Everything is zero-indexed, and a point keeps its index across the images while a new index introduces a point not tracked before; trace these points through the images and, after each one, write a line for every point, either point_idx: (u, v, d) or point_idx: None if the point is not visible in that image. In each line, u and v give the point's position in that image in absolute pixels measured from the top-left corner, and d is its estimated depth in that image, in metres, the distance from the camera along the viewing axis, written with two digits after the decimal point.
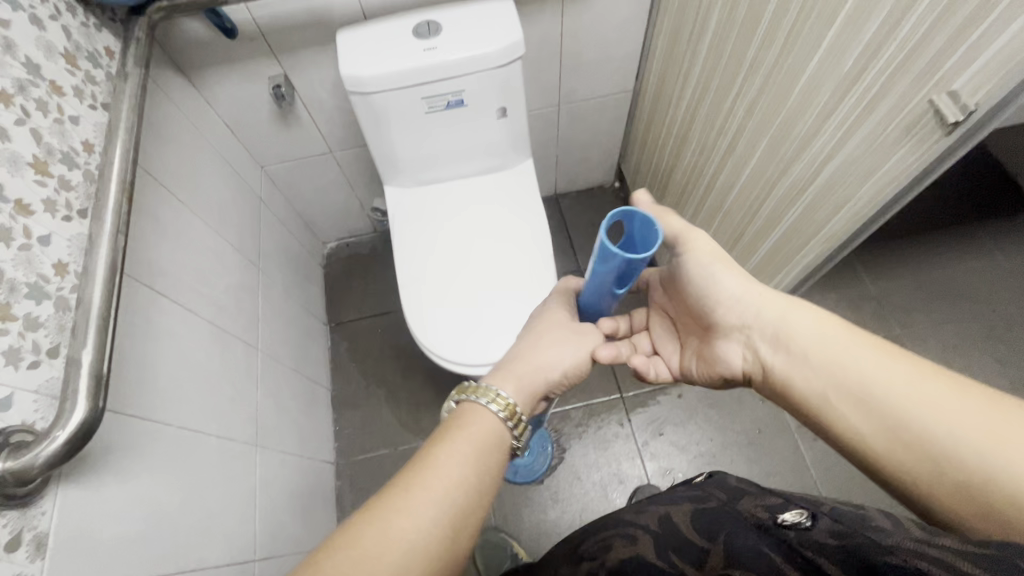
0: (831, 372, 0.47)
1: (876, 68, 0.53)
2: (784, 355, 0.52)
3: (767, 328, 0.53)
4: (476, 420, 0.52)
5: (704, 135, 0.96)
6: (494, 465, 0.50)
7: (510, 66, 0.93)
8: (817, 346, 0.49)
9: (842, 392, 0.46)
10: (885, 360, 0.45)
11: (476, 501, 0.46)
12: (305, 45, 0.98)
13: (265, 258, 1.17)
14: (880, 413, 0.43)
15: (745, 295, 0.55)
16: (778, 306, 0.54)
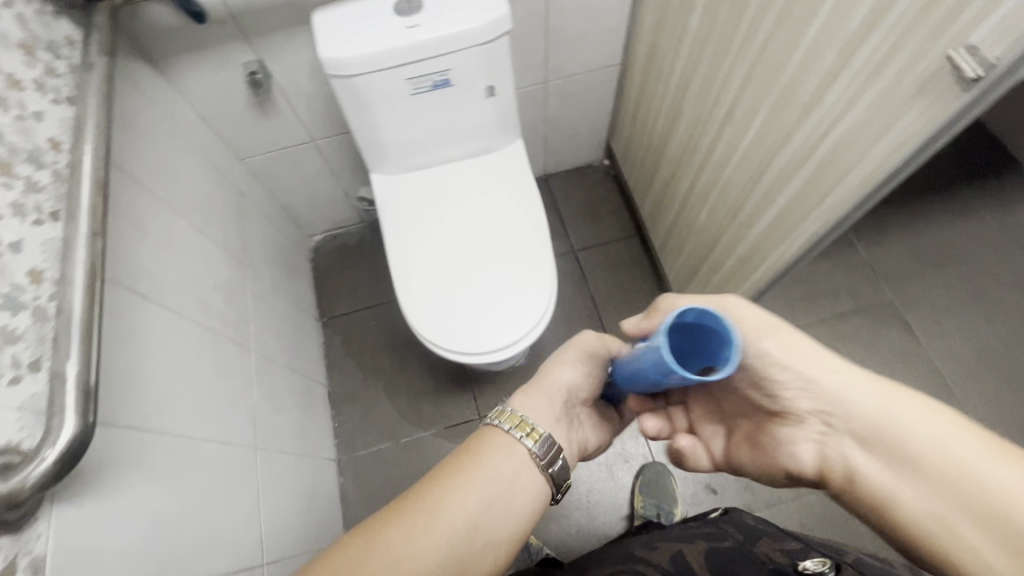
0: (935, 478, 0.42)
1: (888, 25, 0.51)
2: (880, 458, 0.46)
3: (858, 424, 0.48)
4: (496, 452, 0.56)
5: (699, 105, 0.93)
6: (504, 504, 0.53)
7: (497, 41, 0.89)
8: (922, 449, 0.44)
9: (951, 506, 0.41)
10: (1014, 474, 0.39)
11: (474, 536, 0.50)
12: (279, 28, 0.93)
13: (251, 255, 1.13)
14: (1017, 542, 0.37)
15: (825, 378, 0.50)
16: (866, 395, 0.48)
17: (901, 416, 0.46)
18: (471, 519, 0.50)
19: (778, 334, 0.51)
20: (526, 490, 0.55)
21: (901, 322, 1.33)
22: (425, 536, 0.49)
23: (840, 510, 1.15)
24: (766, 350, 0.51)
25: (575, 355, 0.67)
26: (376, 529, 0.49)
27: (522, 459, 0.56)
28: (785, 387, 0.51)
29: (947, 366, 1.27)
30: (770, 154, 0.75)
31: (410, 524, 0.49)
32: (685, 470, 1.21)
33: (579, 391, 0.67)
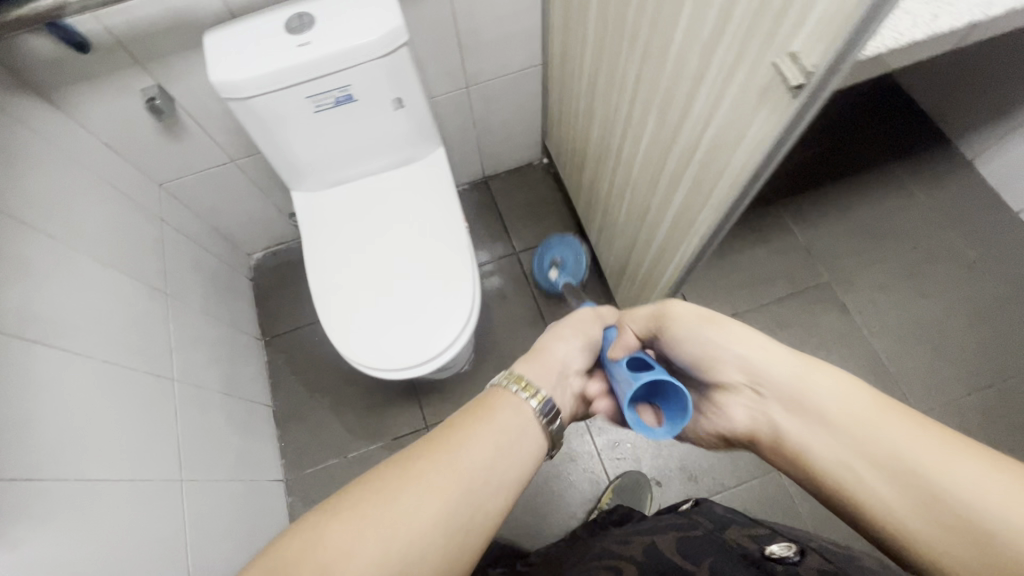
0: (857, 437, 0.43)
1: (733, 31, 0.51)
2: (797, 418, 0.48)
3: (780, 388, 0.50)
4: (508, 404, 0.54)
5: (606, 107, 0.93)
6: (515, 452, 0.51)
7: (395, 55, 0.88)
8: (838, 410, 0.45)
9: (872, 466, 0.41)
10: (919, 431, 0.40)
11: (490, 479, 0.47)
12: (173, 51, 0.91)
13: (175, 282, 1.11)
14: (918, 488, 0.38)
15: (750, 353, 0.53)
16: (784, 362, 0.50)
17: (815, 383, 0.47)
18: (488, 460, 0.48)
19: (719, 325, 0.56)
20: (533, 446, 0.52)
21: (837, 302, 1.35)
22: (446, 471, 0.46)
23: (781, 492, 1.17)
24: (705, 339, 0.56)
25: (572, 330, 0.66)
26: (397, 463, 0.46)
27: (532, 417, 0.54)
28: (720, 357, 0.54)
29: (882, 343, 1.30)
30: (664, 155, 0.76)
31: (431, 459, 0.46)
32: (631, 465, 1.22)
33: (576, 365, 0.65)
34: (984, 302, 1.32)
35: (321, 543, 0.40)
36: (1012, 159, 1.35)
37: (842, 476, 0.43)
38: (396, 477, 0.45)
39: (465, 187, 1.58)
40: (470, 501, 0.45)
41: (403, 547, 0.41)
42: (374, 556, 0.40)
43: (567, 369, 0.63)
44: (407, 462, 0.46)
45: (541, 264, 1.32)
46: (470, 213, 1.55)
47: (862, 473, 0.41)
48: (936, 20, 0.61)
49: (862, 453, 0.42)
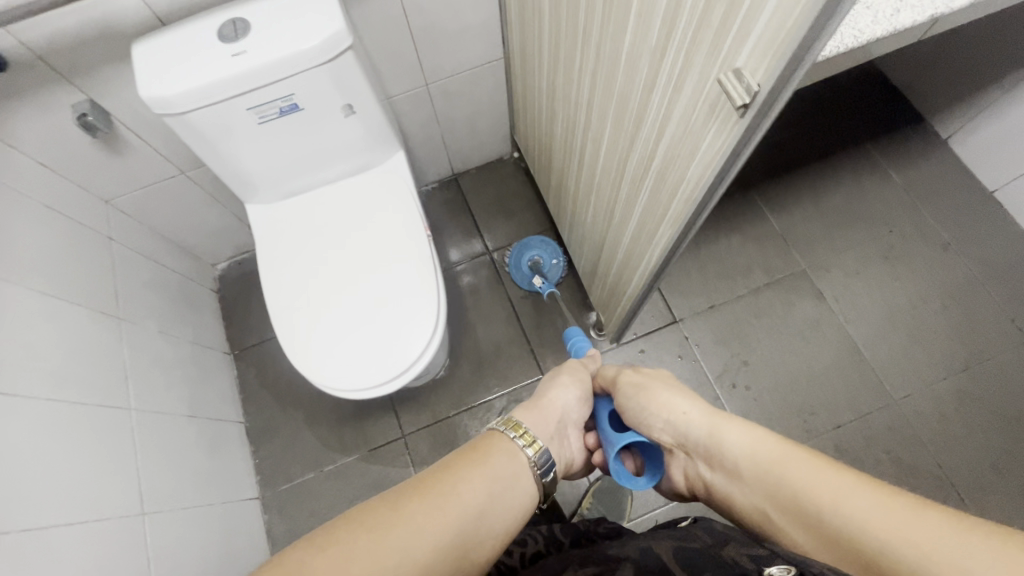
0: (765, 482, 0.51)
1: (679, 41, 0.47)
2: (718, 471, 0.57)
3: (700, 446, 0.60)
4: (502, 452, 0.54)
5: (566, 106, 0.89)
6: (506, 500, 0.50)
7: (339, 60, 0.83)
8: (747, 461, 0.54)
9: (779, 507, 0.49)
10: (808, 467, 0.48)
11: (481, 526, 0.46)
12: (102, 63, 0.85)
13: (130, 303, 1.07)
14: (808, 520, 0.45)
15: (676, 417, 0.64)
16: (701, 422, 0.61)
17: (726, 438, 0.57)
18: (479, 506, 0.47)
19: (649, 396, 0.67)
20: (523, 496, 0.52)
21: (814, 290, 1.34)
22: (439, 512, 0.44)
23: None
24: (635, 407, 0.68)
25: (575, 380, 0.73)
26: (387, 502, 0.44)
27: (523, 468, 0.54)
28: (652, 423, 0.65)
29: (858, 330, 1.29)
30: (622, 160, 0.72)
31: (425, 500, 0.45)
32: None
33: (573, 415, 0.71)
34: (959, 284, 1.31)
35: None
36: (987, 136, 1.33)
37: (761, 520, 0.50)
38: (386, 515, 0.43)
39: (434, 185, 1.54)
40: (458, 549, 0.44)
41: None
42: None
43: (566, 420, 0.70)
44: (400, 500, 0.44)
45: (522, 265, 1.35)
46: (441, 212, 1.51)
47: (774, 515, 0.49)
48: (898, 15, 0.58)
49: (770, 496, 0.50)
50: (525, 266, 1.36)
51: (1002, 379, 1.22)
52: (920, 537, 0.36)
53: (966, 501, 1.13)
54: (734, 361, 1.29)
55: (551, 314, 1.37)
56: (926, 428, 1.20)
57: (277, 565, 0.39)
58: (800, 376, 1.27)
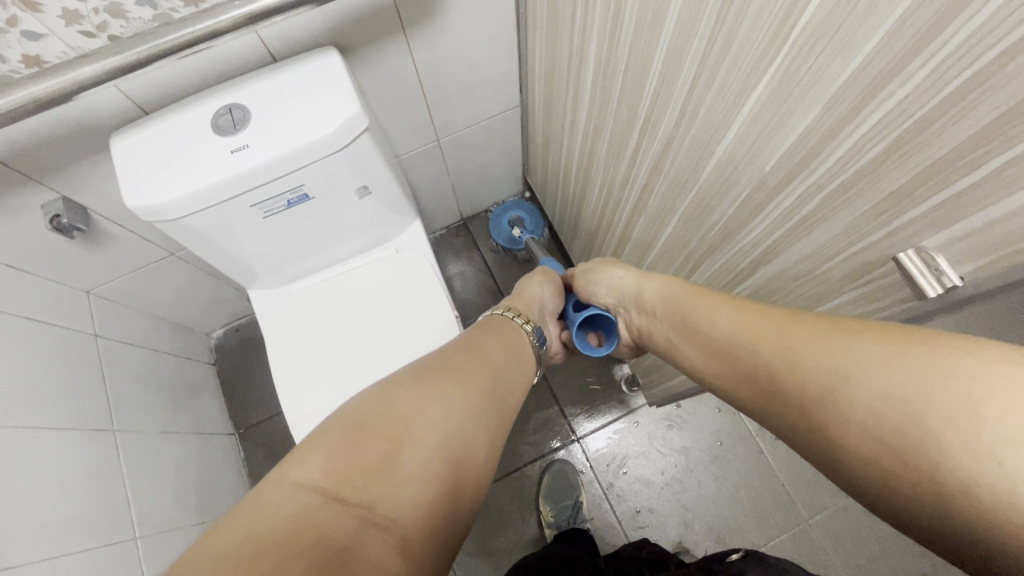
0: (674, 317, 0.55)
1: (813, 182, 0.40)
2: (643, 315, 0.61)
3: (632, 301, 0.63)
4: (509, 329, 0.64)
5: (608, 179, 0.80)
6: (518, 360, 0.60)
7: (354, 146, 0.73)
8: (662, 305, 0.58)
9: (682, 334, 0.53)
10: (706, 301, 0.51)
11: (507, 376, 0.56)
12: (75, 159, 0.73)
13: (125, 407, 0.96)
14: (703, 341, 0.49)
15: (613, 280, 0.66)
16: (633, 280, 0.64)
17: (650, 290, 0.60)
18: (506, 365, 0.57)
19: (597, 269, 0.70)
20: (529, 363, 0.62)
21: None
22: (477, 369, 0.53)
23: (815, 548, 1.10)
24: (589, 284, 0.71)
25: (547, 276, 0.77)
26: (435, 364, 0.52)
27: (525, 338, 0.64)
28: (599, 293, 0.69)
29: None
30: (695, 259, 0.64)
31: (464, 361, 0.54)
32: (655, 532, 1.15)
33: (550, 306, 0.74)
34: None
35: (392, 412, 0.44)
36: None
37: (669, 344, 0.56)
38: (441, 370, 0.51)
39: (442, 231, 1.44)
40: (500, 394, 0.53)
41: (463, 416, 0.47)
42: (441, 416, 0.46)
43: (543, 310, 0.73)
44: (446, 363, 0.53)
45: (503, 222, 1.28)
46: (451, 261, 1.41)
47: (679, 343, 0.54)
48: None
49: (677, 327, 0.54)
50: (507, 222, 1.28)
51: None
52: (787, 343, 0.39)
53: None
54: None
55: (578, 368, 1.30)
56: None
57: (367, 408, 0.45)
58: None
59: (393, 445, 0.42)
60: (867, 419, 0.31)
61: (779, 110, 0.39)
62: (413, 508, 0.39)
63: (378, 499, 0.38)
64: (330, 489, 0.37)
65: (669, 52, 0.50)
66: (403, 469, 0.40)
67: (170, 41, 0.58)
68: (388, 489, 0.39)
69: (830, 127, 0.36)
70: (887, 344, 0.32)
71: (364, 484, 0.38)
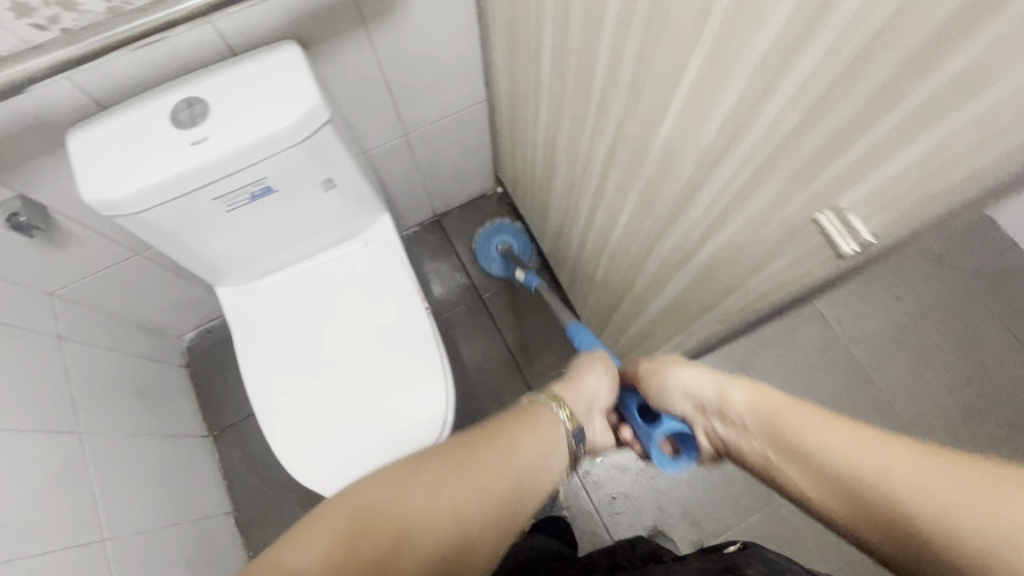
0: (766, 425, 0.47)
1: (742, 155, 0.42)
2: (730, 426, 0.52)
3: (714, 406, 0.54)
4: (544, 421, 0.55)
5: (570, 167, 0.82)
6: (557, 456, 0.53)
7: (315, 138, 0.73)
8: (751, 414, 0.49)
9: (778, 448, 0.45)
10: (809, 416, 0.44)
11: (537, 478, 0.50)
12: (31, 156, 0.72)
13: (92, 409, 0.94)
14: (807, 460, 0.42)
15: (687, 380, 0.57)
16: (713, 383, 0.54)
17: (738, 396, 0.51)
18: (540, 461, 0.51)
19: (666, 367, 0.60)
20: (563, 461, 0.54)
21: (816, 313, 1.31)
22: (504, 468, 0.48)
23: (786, 526, 1.13)
24: (658, 386, 0.60)
25: (607, 365, 0.66)
26: (461, 453, 0.48)
27: (563, 438, 0.55)
28: (670, 396, 0.58)
29: (864, 352, 1.27)
30: (650, 242, 0.66)
31: (489, 454, 0.49)
32: (631, 517, 1.17)
33: (602, 401, 0.63)
34: (958, 296, 1.30)
35: (398, 508, 0.42)
36: None
37: (764, 463, 0.47)
38: (462, 466, 0.46)
39: (415, 228, 1.44)
40: (519, 500, 0.48)
41: (463, 528, 0.43)
42: (445, 524, 0.42)
43: (592, 405, 0.62)
44: (468, 454, 0.48)
45: (491, 251, 1.33)
46: (426, 258, 1.42)
47: (773, 458, 0.46)
48: None
49: (772, 441, 0.46)
50: (496, 253, 1.33)
51: (1006, 392, 1.22)
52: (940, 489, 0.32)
53: None
54: None
55: (553, 360, 1.31)
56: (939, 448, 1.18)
57: (380, 488, 0.43)
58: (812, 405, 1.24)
59: (391, 544, 0.40)
60: None
61: (711, 84, 0.41)
62: None
63: None
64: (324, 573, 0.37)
65: (616, 34, 0.51)
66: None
67: (123, 32, 0.59)
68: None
69: (753, 100, 0.38)
70: None
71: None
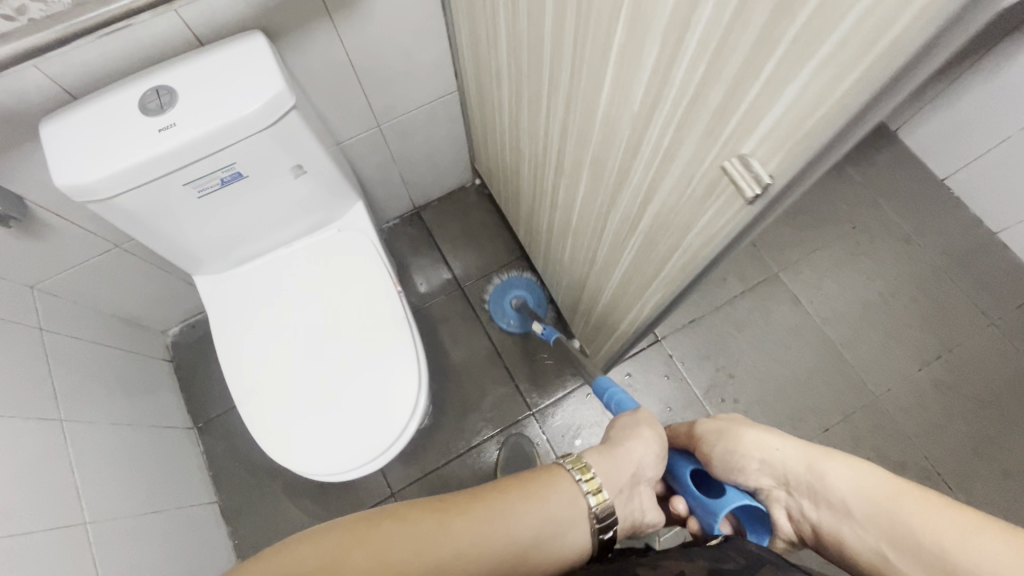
0: (874, 516, 0.46)
1: (665, 114, 0.45)
2: (827, 510, 0.49)
3: (806, 485, 0.51)
4: (556, 496, 0.46)
5: (533, 149, 0.84)
6: (562, 542, 0.45)
7: (281, 124, 0.76)
8: (855, 501, 0.48)
9: (894, 546, 0.44)
10: (927, 511, 0.43)
11: (526, 565, 0.42)
12: (5, 147, 0.74)
13: (73, 398, 0.96)
14: (935, 562, 0.40)
15: (769, 453, 0.53)
16: (804, 459, 0.52)
17: (835, 477, 0.50)
18: (536, 543, 0.43)
19: (736, 433, 0.55)
20: (577, 545, 0.45)
21: (788, 294, 1.34)
22: (484, 548, 0.41)
23: None
24: (726, 453, 0.54)
25: (655, 430, 0.56)
26: (438, 521, 0.41)
27: (581, 519, 0.46)
28: (745, 465, 0.54)
29: (835, 331, 1.30)
30: (603, 215, 0.68)
31: (469, 532, 0.41)
32: None
33: (650, 470, 0.54)
34: (926, 274, 1.33)
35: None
36: (937, 128, 1.35)
37: (876, 560, 0.45)
38: (431, 541, 0.40)
39: (395, 221, 1.47)
40: None
41: None
42: None
43: (637, 476, 0.52)
44: (446, 524, 0.41)
45: (506, 305, 1.34)
46: (406, 249, 1.44)
47: (889, 557, 0.44)
48: None
49: (887, 537, 0.44)
50: (510, 308, 1.34)
51: (974, 366, 1.25)
52: None
53: (956, 491, 1.15)
54: (721, 374, 1.28)
55: (532, 346, 1.33)
56: (910, 422, 1.21)
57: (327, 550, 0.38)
58: (786, 384, 1.26)
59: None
60: None
61: (635, 49, 0.44)
62: None
63: None
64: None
65: (554, 11, 0.54)
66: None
67: None
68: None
69: (667, 60, 0.41)
70: None
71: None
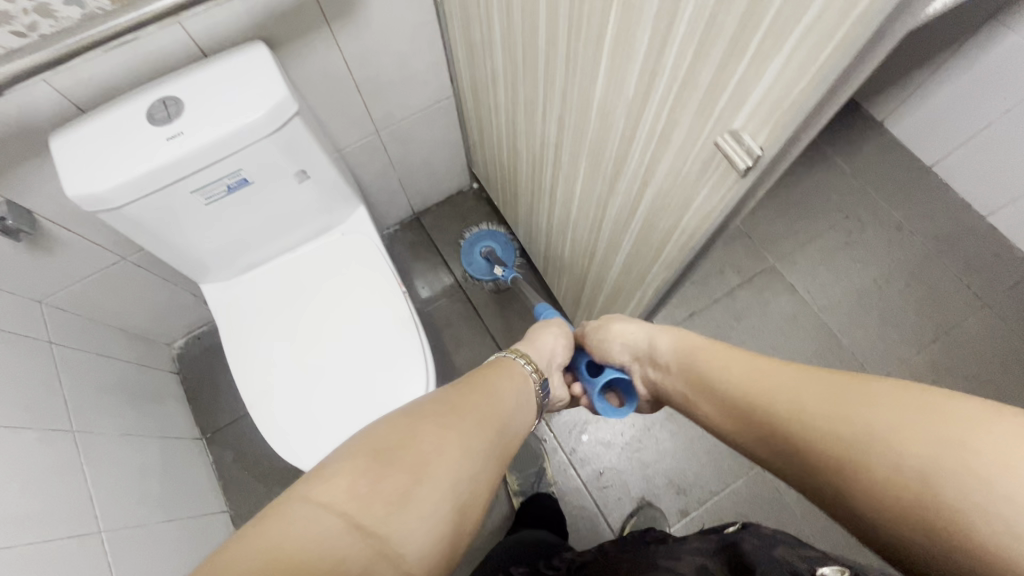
0: (686, 367, 0.55)
1: (659, 97, 0.47)
2: (660, 371, 0.59)
3: (646, 354, 0.62)
4: (514, 377, 0.56)
5: (529, 145, 0.86)
6: (526, 407, 0.54)
7: (286, 130, 0.78)
8: (674, 358, 0.57)
9: (696, 388, 0.53)
10: (720, 356, 0.52)
11: (517, 417, 0.51)
12: (16, 161, 0.76)
13: (84, 411, 0.97)
14: (715, 395, 0.50)
15: (626, 334, 0.64)
16: (646, 334, 0.62)
17: (664, 344, 0.59)
18: (516, 405, 0.52)
19: (608, 324, 0.67)
20: (531, 417, 0.55)
21: (785, 284, 1.36)
22: (489, 406, 0.48)
23: (767, 489, 1.17)
24: (600, 342, 0.66)
25: (562, 328, 0.70)
26: (447, 396, 0.46)
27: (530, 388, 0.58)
28: (610, 348, 0.65)
29: (833, 318, 1.32)
30: (602, 205, 0.70)
31: (480, 403, 0.47)
32: (619, 491, 1.20)
33: (562, 357, 0.67)
34: (919, 259, 1.36)
35: (415, 440, 0.39)
36: (922, 116, 1.38)
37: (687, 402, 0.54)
38: (454, 406, 0.45)
39: (395, 227, 1.49)
40: (508, 434, 0.47)
41: (477, 454, 0.41)
42: (460, 454, 0.40)
43: (553, 362, 0.66)
44: (455, 397, 0.46)
45: (475, 252, 1.34)
46: (407, 254, 1.46)
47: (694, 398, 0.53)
48: None
49: (692, 383, 0.54)
50: (479, 256, 1.34)
51: (971, 348, 1.27)
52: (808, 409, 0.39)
53: None
54: None
55: None
56: None
57: (391, 430, 0.39)
58: None
59: (413, 481, 0.36)
60: (893, 493, 0.32)
61: (628, 37, 0.46)
62: (428, 544, 0.35)
63: (395, 531, 0.34)
64: (354, 514, 0.33)
65: (547, 8, 0.57)
66: (419, 507, 0.35)
67: (97, 34, 0.64)
68: (406, 528, 0.34)
69: (660, 45, 0.43)
70: (918, 412, 0.33)
71: (380, 521, 0.34)
